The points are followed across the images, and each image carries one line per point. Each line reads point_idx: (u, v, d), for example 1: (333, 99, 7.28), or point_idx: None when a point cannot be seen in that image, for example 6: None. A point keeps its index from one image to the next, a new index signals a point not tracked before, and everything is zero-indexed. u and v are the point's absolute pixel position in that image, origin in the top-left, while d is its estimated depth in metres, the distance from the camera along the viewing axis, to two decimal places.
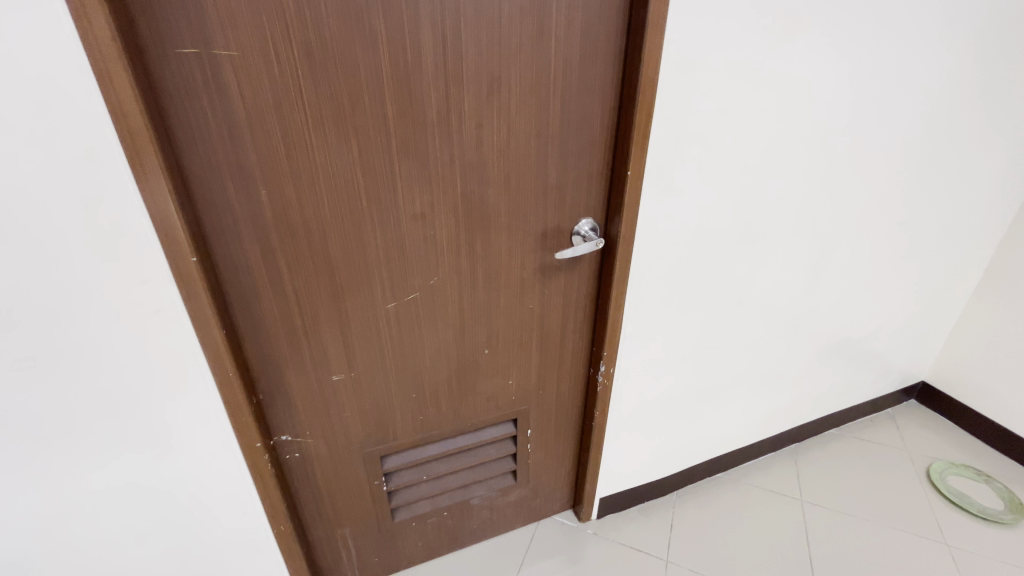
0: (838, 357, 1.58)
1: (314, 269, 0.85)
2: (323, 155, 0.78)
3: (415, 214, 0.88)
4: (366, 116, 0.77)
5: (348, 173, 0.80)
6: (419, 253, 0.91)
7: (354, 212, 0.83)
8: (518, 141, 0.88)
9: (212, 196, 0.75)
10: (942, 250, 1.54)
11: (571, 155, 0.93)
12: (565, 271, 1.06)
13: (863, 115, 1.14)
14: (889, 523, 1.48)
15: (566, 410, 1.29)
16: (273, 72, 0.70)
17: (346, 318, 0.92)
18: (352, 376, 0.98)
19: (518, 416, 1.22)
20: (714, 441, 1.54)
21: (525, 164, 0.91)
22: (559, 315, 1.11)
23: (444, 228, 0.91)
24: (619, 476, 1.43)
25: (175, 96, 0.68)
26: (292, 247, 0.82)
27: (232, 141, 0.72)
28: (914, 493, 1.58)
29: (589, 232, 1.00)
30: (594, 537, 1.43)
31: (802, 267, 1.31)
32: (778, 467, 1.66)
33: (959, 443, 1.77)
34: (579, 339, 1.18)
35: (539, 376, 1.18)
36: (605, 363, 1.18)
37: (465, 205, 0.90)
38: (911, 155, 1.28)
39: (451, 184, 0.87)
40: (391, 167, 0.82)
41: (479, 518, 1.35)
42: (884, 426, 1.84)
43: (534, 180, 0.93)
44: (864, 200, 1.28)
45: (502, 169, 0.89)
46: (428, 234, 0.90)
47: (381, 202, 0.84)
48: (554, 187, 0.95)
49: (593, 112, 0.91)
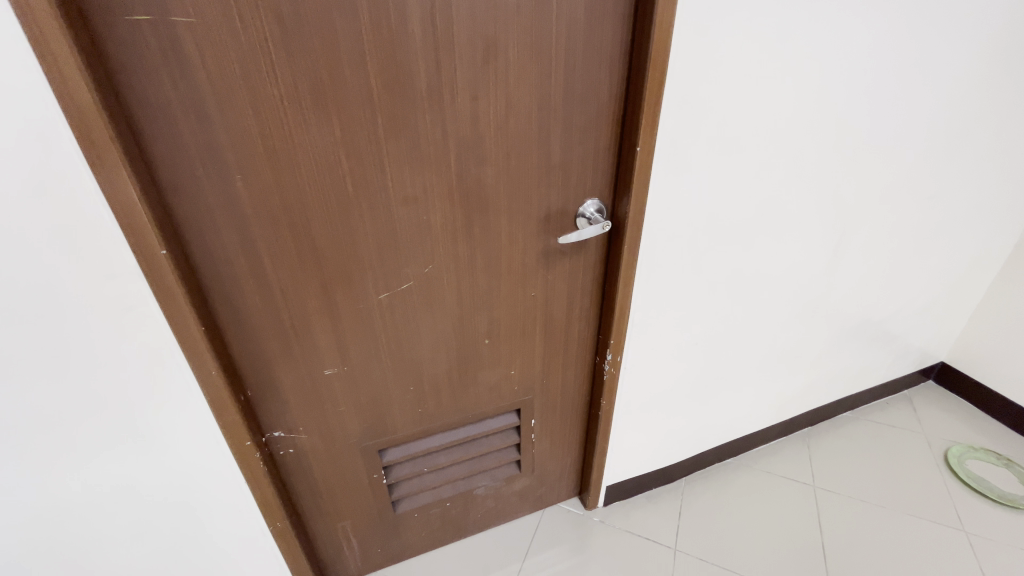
0: (855, 339, 1.52)
1: (302, 261, 0.80)
2: (303, 136, 0.71)
3: (406, 198, 0.81)
4: (347, 91, 0.70)
5: (329, 154, 0.73)
6: (413, 239, 0.85)
7: (342, 197, 0.77)
8: (516, 116, 0.80)
9: (182, 183, 0.68)
10: (970, 227, 1.45)
11: (576, 131, 0.86)
12: (570, 255, 0.99)
13: (895, 83, 1.04)
14: (904, 509, 1.44)
15: (571, 399, 1.24)
16: (239, 42, 0.63)
17: (339, 312, 0.87)
18: (346, 370, 0.94)
19: (521, 406, 1.17)
20: (726, 426, 1.50)
21: (525, 142, 0.83)
22: (563, 301, 1.05)
23: (438, 212, 0.84)
24: (627, 464, 1.40)
25: (132, 72, 0.61)
26: (275, 237, 0.76)
27: (203, 123, 0.66)
28: (930, 477, 1.53)
29: (594, 214, 0.94)
30: (601, 525, 1.40)
31: (821, 247, 1.23)
32: (790, 451, 1.62)
33: (980, 425, 1.70)
34: (585, 326, 1.12)
35: (543, 365, 1.13)
36: (612, 351, 1.12)
37: (461, 187, 0.83)
38: (944, 127, 1.18)
39: (445, 163, 0.80)
40: (378, 146, 0.75)
41: (484, 507, 1.32)
42: (901, 408, 1.78)
43: (535, 160, 0.85)
44: (891, 173, 1.19)
45: (500, 148, 0.82)
46: (420, 219, 0.84)
47: (369, 185, 0.77)
48: (558, 166, 0.88)
49: (599, 81, 0.82)
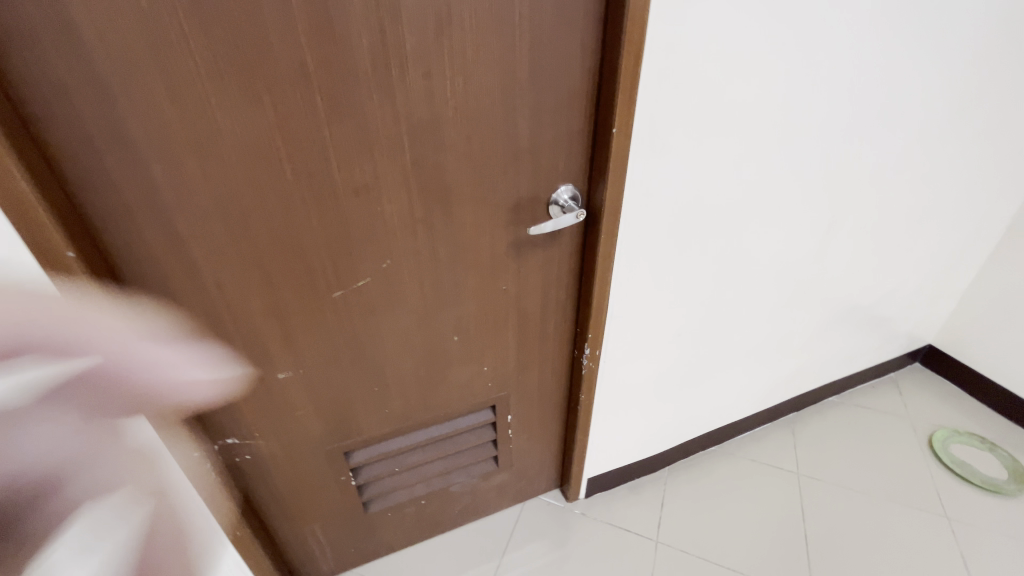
0: (842, 324, 1.47)
1: (243, 260, 0.72)
2: (229, 120, 0.62)
3: (356, 187, 0.73)
4: (278, 68, 0.61)
5: (262, 141, 0.65)
6: (367, 232, 0.78)
7: (281, 189, 0.69)
8: (477, 95, 0.72)
9: (90, 174, 0.60)
10: (964, 208, 1.39)
11: (546, 111, 0.77)
12: (543, 246, 0.92)
13: (892, 55, 0.97)
14: (888, 496, 1.42)
15: (549, 393, 1.19)
16: (140, 9, 0.54)
17: (289, 314, 0.80)
18: (302, 373, 0.87)
19: (496, 403, 1.12)
20: (710, 415, 1.46)
21: (488, 124, 0.75)
22: (537, 294, 0.99)
23: (394, 203, 0.77)
24: (609, 457, 1.36)
25: (11, 45, 0.52)
26: (206, 234, 0.69)
27: (109, 107, 0.57)
28: (915, 463, 1.52)
29: (568, 202, 0.86)
30: (582, 518, 1.37)
31: (810, 232, 1.17)
32: (775, 438, 1.59)
33: (965, 408, 1.69)
34: (562, 320, 1.06)
35: (518, 361, 1.08)
36: (591, 345, 1.07)
37: (418, 174, 0.76)
38: (942, 103, 1.11)
39: (398, 149, 0.72)
40: (320, 130, 0.67)
41: (461, 503, 1.28)
42: (887, 392, 1.76)
43: (500, 144, 0.78)
44: (884, 153, 1.13)
45: (461, 131, 0.74)
46: (374, 210, 0.76)
47: (311, 174, 0.70)
48: (527, 149, 0.80)
49: (570, 54, 0.74)
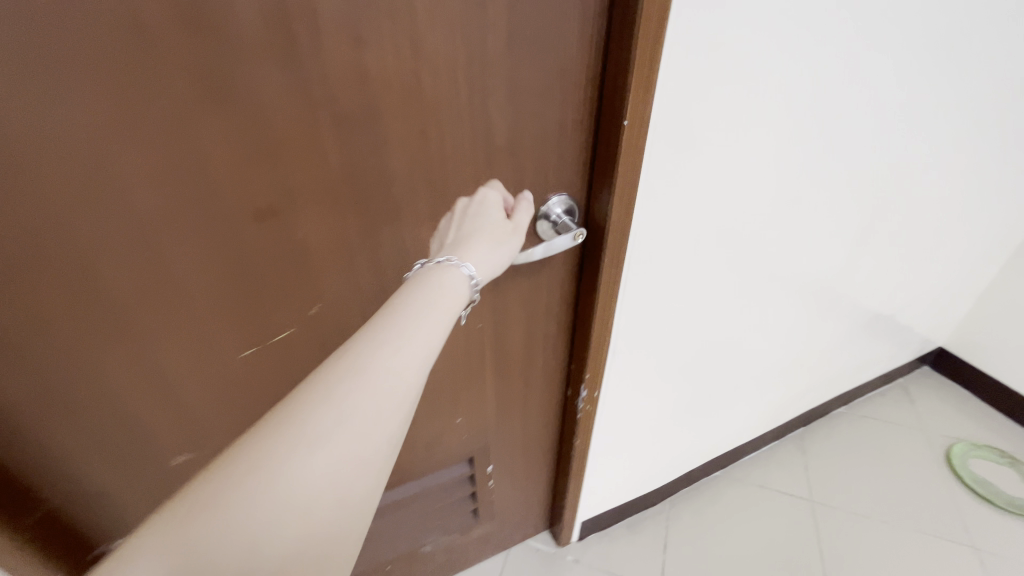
0: (859, 335, 1.32)
1: (89, 318, 0.50)
2: (25, 119, 0.39)
3: (258, 211, 0.51)
4: (95, 31, 0.38)
5: (91, 149, 0.42)
6: (281, 270, 0.56)
7: (135, 216, 0.46)
8: (432, 74, 0.50)
9: None
10: (1000, 204, 1.23)
11: (530, 97, 0.55)
12: (528, 273, 0.71)
13: (957, 24, 0.78)
14: (910, 525, 1.29)
15: (536, 437, 0.99)
16: None
17: (178, 382, 0.58)
18: (208, 453, 0.65)
19: (473, 454, 0.92)
20: (716, 441, 1.30)
21: (449, 115, 0.53)
22: (521, 330, 0.78)
23: (318, 229, 0.54)
24: (605, 497, 1.18)
25: None
26: (22, 289, 0.46)
27: None
28: (935, 483, 1.39)
29: (562, 217, 0.66)
30: (576, 566, 1.20)
31: (840, 238, 0.99)
32: (782, 457, 1.45)
33: (979, 417, 1.57)
34: (552, 356, 0.86)
35: (498, 406, 0.87)
36: (587, 385, 0.87)
37: (352, 189, 0.53)
38: (998, 84, 0.93)
39: (317, 154, 0.50)
40: (187, 128, 0.44)
41: (435, 561, 1.09)
42: (898, 401, 1.63)
43: (467, 143, 0.56)
44: (930, 144, 0.95)
45: (410, 126, 0.52)
46: (289, 241, 0.54)
47: (182, 194, 0.47)
48: (504, 148, 0.58)
49: (565, 15, 0.52)
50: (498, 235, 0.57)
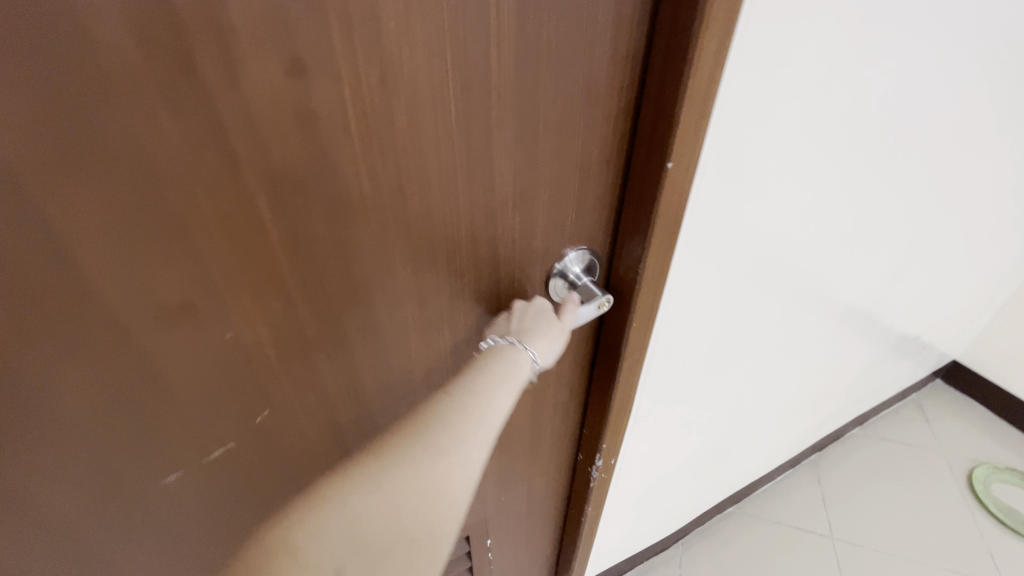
0: (883, 359, 1.22)
1: None
2: None
3: (164, 308, 0.35)
4: None
5: None
6: (208, 378, 0.40)
7: None
8: (409, 109, 0.35)
9: None
10: None
11: (544, 133, 0.41)
12: None
13: None
14: (938, 563, 1.22)
15: (541, 503, 0.86)
16: None
17: (73, 535, 0.42)
18: None
19: (469, 532, 0.79)
20: (731, 479, 1.19)
21: (433, 163, 0.39)
22: (526, 401, 0.64)
23: (257, 322, 0.39)
24: (614, 551, 1.07)
25: None
26: None
27: None
28: (959, 513, 1.31)
29: (579, 278, 0.53)
30: None
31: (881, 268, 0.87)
32: (798, 488, 1.35)
33: (998, 436, 1.49)
34: (561, 422, 0.72)
35: (497, 481, 0.74)
36: (603, 454, 0.74)
37: (302, 267, 0.39)
38: None
39: (247, 230, 0.35)
40: (32, 210, 0.29)
41: None
42: (913, 418, 1.54)
43: (460, 197, 0.41)
44: (987, 160, 0.82)
45: (379, 180, 0.37)
46: (217, 341, 0.39)
47: (37, 303, 0.31)
48: (509, 199, 0.44)
49: (592, 23, 0.38)
50: (554, 344, 0.48)
